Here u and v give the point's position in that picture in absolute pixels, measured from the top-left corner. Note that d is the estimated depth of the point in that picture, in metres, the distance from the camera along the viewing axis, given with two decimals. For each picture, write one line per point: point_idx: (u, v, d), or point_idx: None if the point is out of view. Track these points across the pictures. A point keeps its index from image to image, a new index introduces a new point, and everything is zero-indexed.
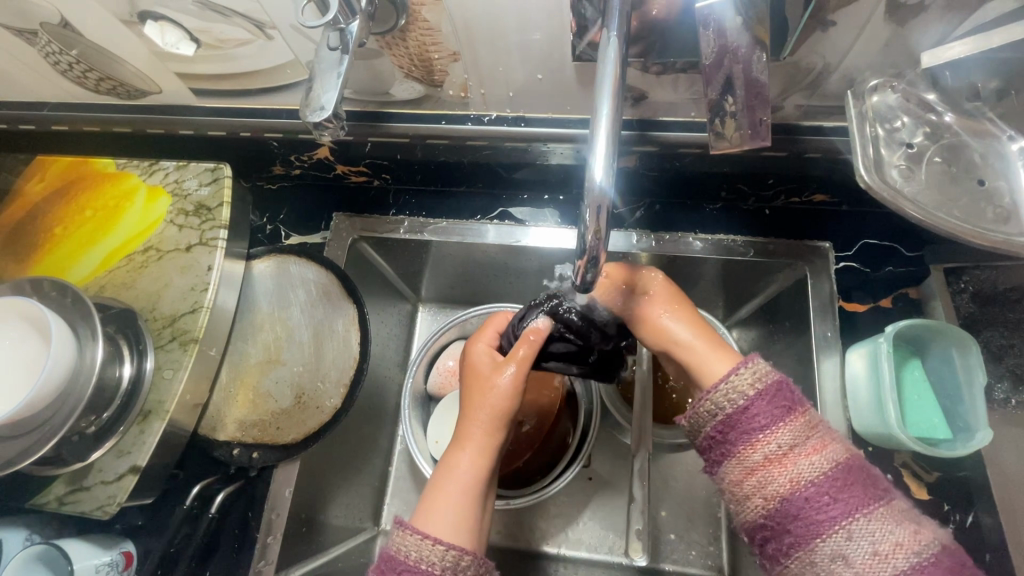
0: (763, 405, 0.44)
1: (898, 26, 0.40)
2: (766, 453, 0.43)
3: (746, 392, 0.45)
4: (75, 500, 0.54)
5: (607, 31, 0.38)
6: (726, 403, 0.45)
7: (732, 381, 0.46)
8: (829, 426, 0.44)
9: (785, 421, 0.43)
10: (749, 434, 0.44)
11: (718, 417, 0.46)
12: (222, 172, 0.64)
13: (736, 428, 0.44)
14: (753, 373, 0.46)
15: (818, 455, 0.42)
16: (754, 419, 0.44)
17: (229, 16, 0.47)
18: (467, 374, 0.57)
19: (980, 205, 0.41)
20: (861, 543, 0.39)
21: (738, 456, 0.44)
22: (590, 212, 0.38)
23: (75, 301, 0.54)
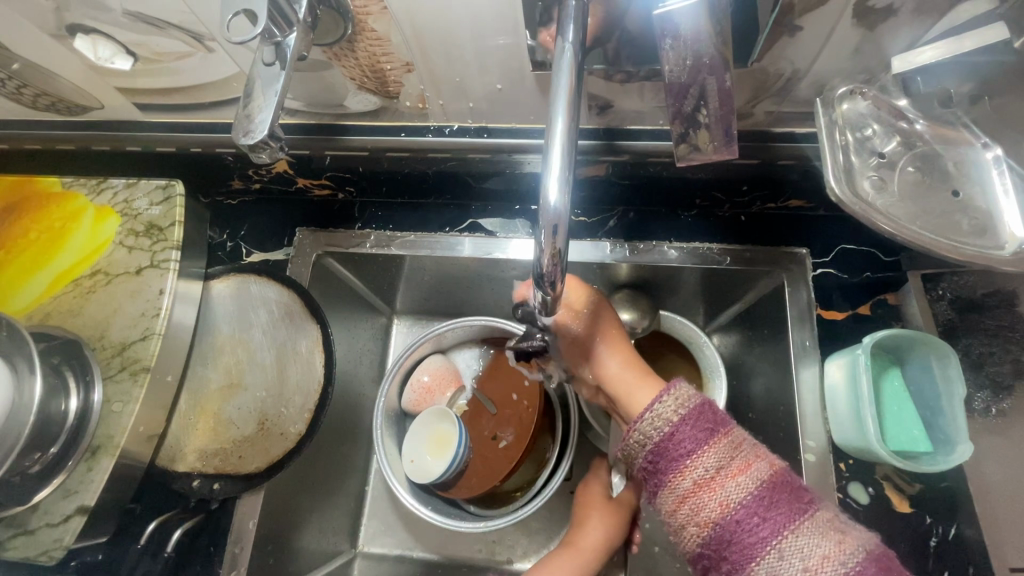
0: (688, 429, 0.42)
1: (867, 30, 0.38)
2: (694, 478, 0.40)
3: (671, 417, 0.42)
4: (18, 545, 0.50)
5: (560, 41, 0.36)
6: (653, 431, 0.43)
7: (656, 410, 0.43)
8: (754, 442, 0.42)
9: (710, 443, 0.41)
10: (677, 460, 0.41)
11: (646, 446, 0.43)
12: (174, 190, 0.61)
13: (664, 457, 0.41)
14: (677, 396, 0.43)
15: (744, 475, 0.40)
16: (680, 444, 0.41)
17: (164, 28, 0.44)
18: (587, 483, 0.69)
19: (954, 216, 0.40)
20: (793, 562, 0.37)
21: (669, 484, 0.41)
22: (545, 233, 0.36)
23: (11, 333, 0.51)
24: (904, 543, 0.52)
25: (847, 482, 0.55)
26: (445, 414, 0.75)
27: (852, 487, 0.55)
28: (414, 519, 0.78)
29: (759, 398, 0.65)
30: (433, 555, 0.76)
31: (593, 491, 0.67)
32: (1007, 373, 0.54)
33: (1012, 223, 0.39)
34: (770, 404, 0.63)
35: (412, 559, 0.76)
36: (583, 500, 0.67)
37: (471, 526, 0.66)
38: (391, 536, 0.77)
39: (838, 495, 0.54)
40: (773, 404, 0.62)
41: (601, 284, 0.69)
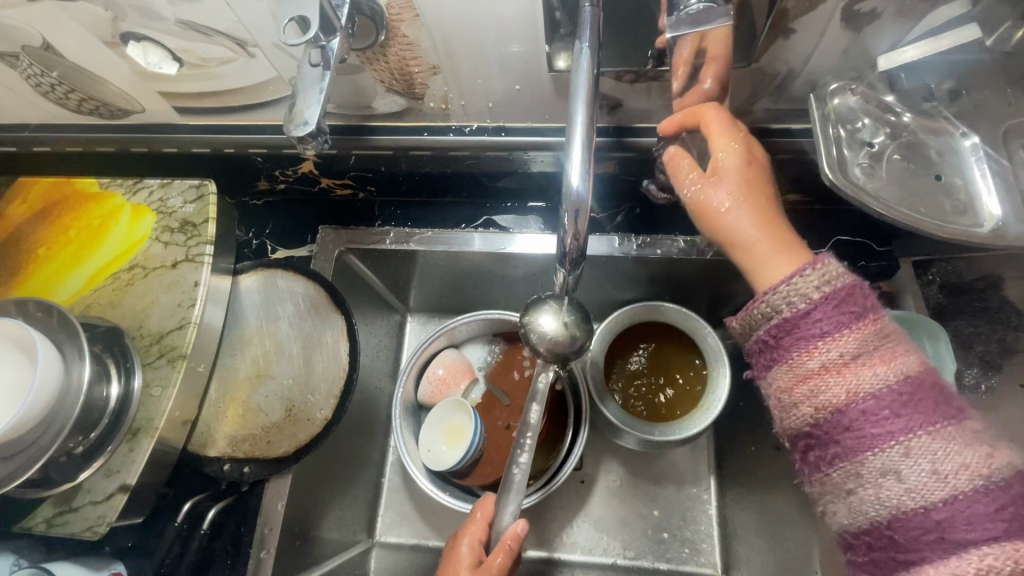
0: (828, 308, 0.39)
1: (855, 32, 0.42)
2: (823, 360, 0.39)
3: (810, 295, 0.40)
4: (64, 522, 0.53)
5: (579, 42, 0.39)
6: (786, 306, 0.41)
7: (794, 283, 0.41)
8: (901, 336, 0.40)
9: (852, 328, 0.39)
10: (807, 339, 0.40)
11: (774, 319, 0.41)
12: (206, 189, 0.65)
13: (793, 332, 0.40)
14: (822, 273, 0.40)
15: (885, 367, 0.38)
16: (815, 325, 0.39)
17: (211, 35, 0.48)
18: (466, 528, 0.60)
19: (939, 198, 0.43)
20: (921, 462, 0.36)
21: (791, 361, 0.40)
22: (567, 216, 0.40)
23: (61, 321, 0.54)
24: None
25: None
26: (461, 405, 0.78)
27: None
28: (430, 508, 0.80)
29: None
30: None
31: (465, 543, 0.58)
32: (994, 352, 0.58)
33: (991, 204, 0.42)
34: None
35: (428, 548, 0.78)
36: (450, 557, 0.58)
37: None
38: (407, 526, 0.79)
39: None
40: None
41: (610, 277, 0.72)
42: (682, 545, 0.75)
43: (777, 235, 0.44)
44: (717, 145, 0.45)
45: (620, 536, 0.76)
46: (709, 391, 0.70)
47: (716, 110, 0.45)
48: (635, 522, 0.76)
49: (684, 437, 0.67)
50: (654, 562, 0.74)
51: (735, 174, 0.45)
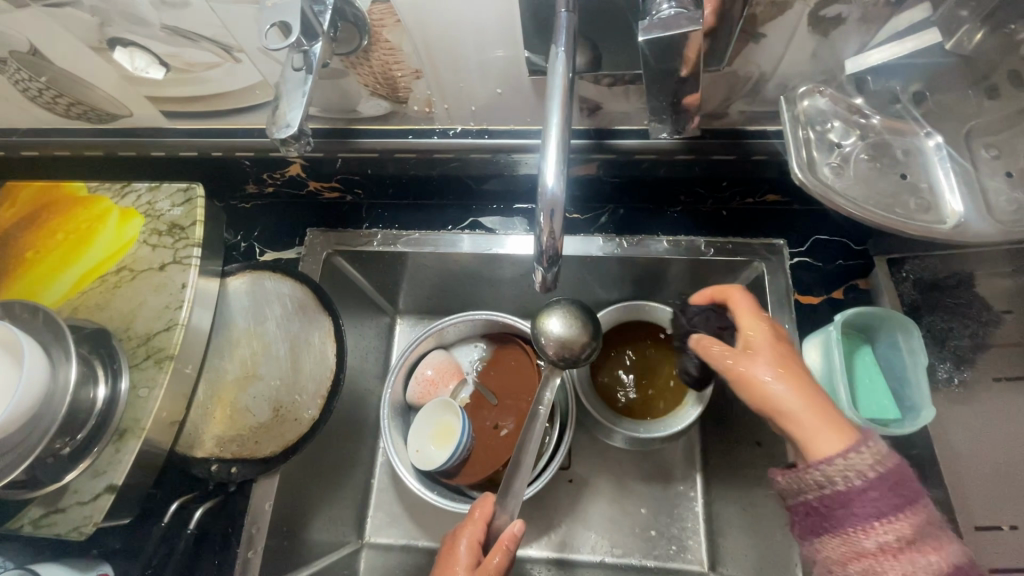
0: (877, 493, 0.43)
1: (822, 36, 0.43)
2: (878, 541, 0.42)
3: (863, 472, 0.44)
4: (50, 523, 0.53)
5: (554, 47, 0.41)
6: (835, 480, 0.44)
7: (848, 458, 0.44)
8: (943, 532, 0.43)
9: (897, 517, 0.42)
10: (858, 518, 0.43)
11: (822, 491, 0.45)
12: (195, 192, 0.65)
13: (843, 507, 0.44)
14: (872, 453, 0.44)
15: (936, 556, 0.41)
16: (871, 503, 0.43)
17: (197, 41, 0.49)
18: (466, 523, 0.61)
19: (904, 196, 0.45)
20: None
21: (846, 535, 0.44)
22: (543, 215, 0.40)
23: (48, 322, 0.55)
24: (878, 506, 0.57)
25: None
26: (449, 405, 0.79)
27: None
28: (419, 508, 0.81)
29: None
30: (438, 543, 0.78)
31: (463, 543, 0.59)
32: (966, 347, 0.59)
33: (953, 201, 0.44)
34: None
35: (418, 548, 0.78)
36: (448, 555, 0.59)
37: None
38: (397, 526, 0.80)
39: None
40: None
41: (595, 277, 0.74)
42: (669, 542, 0.75)
43: (813, 391, 0.49)
44: (750, 323, 0.55)
45: (607, 534, 0.77)
46: (693, 389, 0.72)
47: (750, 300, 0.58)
48: (623, 520, 0.77)
49: (669, 433, 0.69)
50: (641, 559, 0.75)
51: (771, 348, 0.52)
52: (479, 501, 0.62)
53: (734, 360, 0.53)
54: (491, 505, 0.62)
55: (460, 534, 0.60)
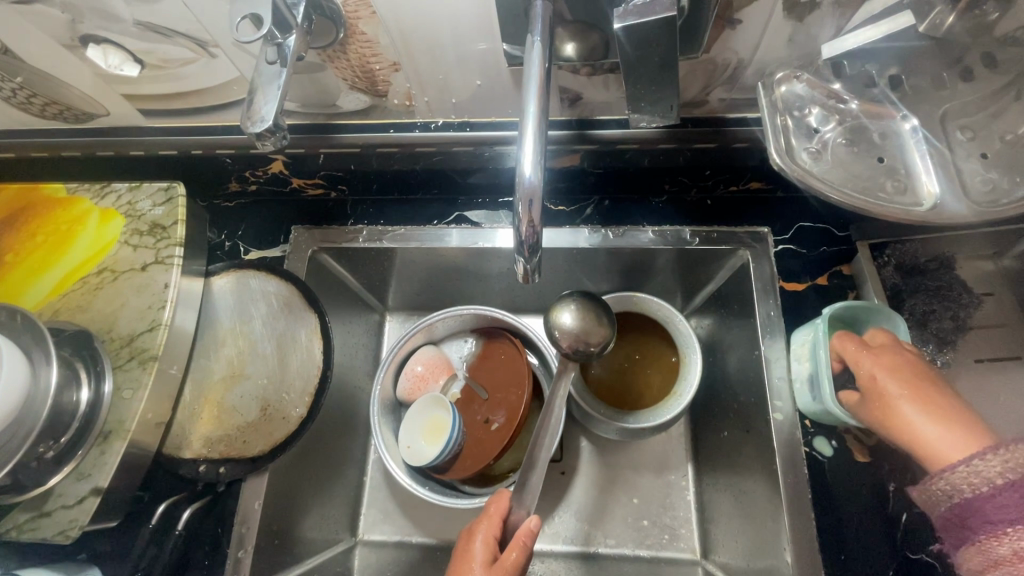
0: (1011, 497, 0.42)
1: (797, 21, 0.43)
2: (1015, 547, 0.41)
3: (993, 478, 0.43)
4: (35, 527, 0.53)
5: (531, 36, 0.41)
6: (967, 486, 0.44)
7: (975, 466, 0.45)
8: None
9: None
10: (989, 524, 0.42)
11: (954, 499, 0.45)
12: (176, 191, 0.65)
13: (975, 515, 0.43)
14: (1003, 459, 0.43)
15: None
16: (1001, 509, 0.42)
17: (171, 36, 0.48)
18: (481, 516, 0.62)
19: (881, 178, 0.45)
20: None
21: (980, 545, 0.43)
22: (521, 205, 0.40)
23: (26, 324, 0.54)
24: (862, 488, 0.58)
25: (813, 436, 0.61)
26: (440, 401, 0.79)
27: (817, 440, 0.61)
28: (412, 504, 0.81)
29: (732, 370, 0.70)
30: (432, 539, 0.79)
31: (479, 538, 0.59)
32: (949, 329, 0.59)
33: (929, 182, 0.44)
34: (742, 375, 0.68)
35: (411, 544, 0.79)
36: (461, 553, 0.58)
37: (468, 502, 0.71)
38: (390, 523, 0.80)
39: (804, 449, 0.60)
40: (745, 374, 0.67)
41: (582, 268, 0.74)
42: (661, 531, 0.76)
43: (946, 414, 0.50)
44: (857, 356, 0.56)
45: (600, 525, 0.77)
46: (681, 378, 0.72)
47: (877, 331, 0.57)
48: (615, 511, 0.77)
49: (658, 423, 0.68)
50: (634, 549, 0.75)
51: (897, 378, 0.53)
52: (494, 497, 0.63)
53: (863, 399, 0.54)
54: (506, 501, 0.62)
55: (471, 527, 0.61)
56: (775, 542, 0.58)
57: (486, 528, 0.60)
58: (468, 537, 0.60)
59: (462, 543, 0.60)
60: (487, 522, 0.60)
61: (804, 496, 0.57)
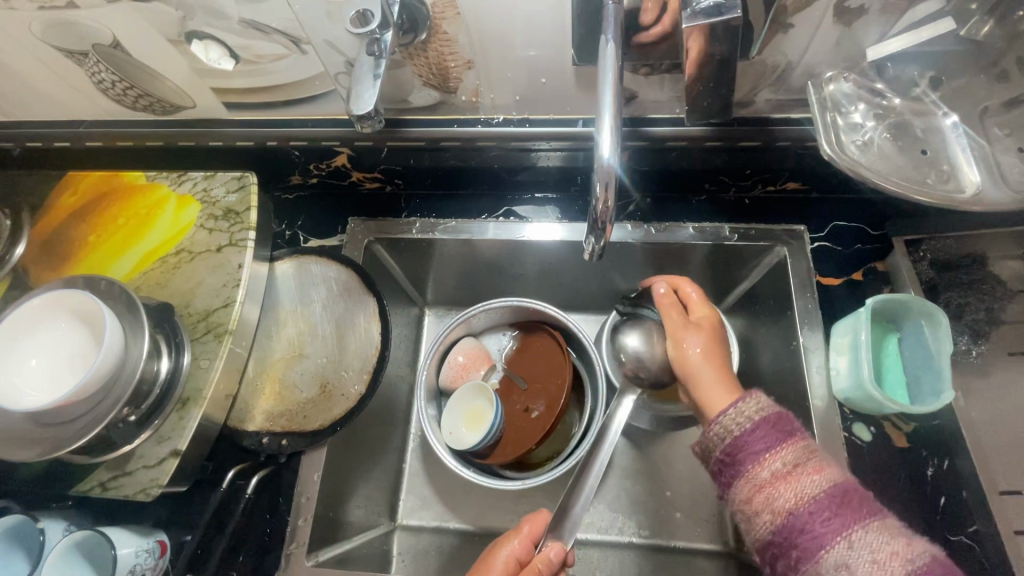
0: (765, 429, 0.48)
1: (845, 27, 0.48)
2: (771, 471, 0.46)
3: (750, 416, 0.49)
4: (117, 485, 0.56)
5: (604, 36, 0.45)
6: (733, 426, 0.50)
7: (736, 410, 0.50)
8: (825, 452, 0.48)
9: (786, 444, 0.47)
10: (755, 454, 0.47)
11: (726, 439, 0.49)
12: (248, 180, 0.70)
13: (743, 449, 0.48)
14: (755, 403, 0.50)
15: (819, 475, 0.45)
16: (759, 440, 0.48)
17: (270, 34, 0.53)
18: (501, 539, 0.64)
19: (925, 169, 0.48)
20: (861, 552, 0.42)
21: (747, 474, 0.47)
22: (599, 186, 0.44)
23: (120, 296, 0.58)
24: (899, 472, 0.60)
25: (852, 422, 0.63)
26: (482, 389, 0.82)
27: (856, 426, 0.62)
28: (450, 491, 0.83)
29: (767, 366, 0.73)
30: (469, 526, 0.81)
31: (504, 553, 0.61)
32: (982, 321, 0.62)
33: (971, 172, 0.47)
34: (776, 371, 0.70)
35: (449, 530, 0.81)
36: (486, 559, 0.62)
37: (511, 483, 0.73)
38: (429, 510, 0.82)
39: (844, 433, 0.62)
40: (778, 369, 0.70)
41: (623, 263, 0.77)
42: (695, 523, 0.77)
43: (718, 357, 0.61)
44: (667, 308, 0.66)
45: (635, 515, 0.79)
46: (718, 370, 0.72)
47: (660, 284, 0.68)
48: (648, 501, 0.80)
49: None
50: (668, 540, 0.77)
51: (701, 326, 0.64)
52: (528, 517, 0.65)
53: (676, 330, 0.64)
54: (540, 524, 0.64)
55: (493, 543, 0.64)
56: None
57: (501, 549, 0.62)
58: (492, 547, 0.63)
59: (483, 557, 0.63)
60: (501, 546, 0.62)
61: None
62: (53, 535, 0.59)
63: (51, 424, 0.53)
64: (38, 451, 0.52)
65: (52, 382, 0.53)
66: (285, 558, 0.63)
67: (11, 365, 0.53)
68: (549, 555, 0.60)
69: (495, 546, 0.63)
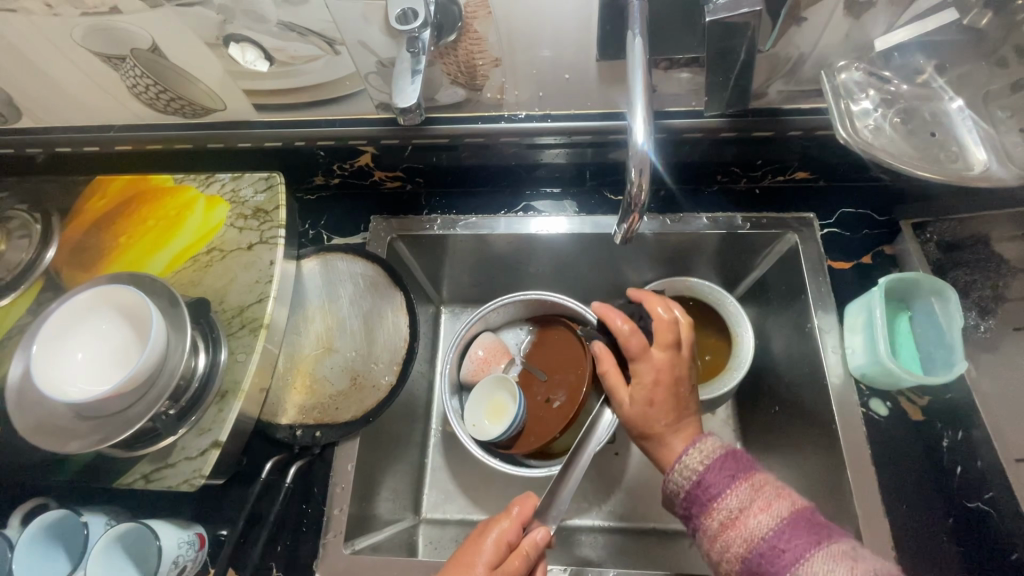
0: (711, 476, 0.49)
1: (855, 19, 0.51)
2: (722, 518, 0.46)
3: (696, 467, 0.50)
4: (161, 476, 0.57)
5: (631, 31, 0.47)
6: (684, 480, 0.50)
7: (684, 461, 0.51)
8: (778, 486, 0.47)
9: (732, 487, 0.47)
10: (706, 503, 0.48)
11: (681, 494, 0.50)
12: (275, 180, 0.71)
13: (696, 502, 0.49)
14: (700, 450, 0.51)
15: (765, 514, 0.45)
16: (707, 489, 0.48)
17: (306, 35, 0.55)
18: (483, 523, 0.61)
19: (933, 150, 0.51)
20: None
21: (704, 526, 0.48)
22: (634, 171, 0.46)
23: (161, 293, 0.59)
24: (914, 444, 0.62)
25: (868, 398, 0.65)
26: (503, 381, 0.84)
27: (872, 402, 0.65)
28: (474, 484, 0.84)
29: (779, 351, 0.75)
30: None
31: (493, 535, 0.58)
32: (988, 297, 0.65)
33: (978, 152, 0.51)
34: (789, 354, 0.73)
35: (474, 521, 0.82)
36: (473, 542, 0.59)
37: (537, 471, 0.75)
38: (452, 503, 0.83)
39: (861, 408, 0.64)
40: (792, 352, 0.72)
41: (639, 254, 0.79)
42: None
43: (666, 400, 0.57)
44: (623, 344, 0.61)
45: (656, 500, 0.81)
46: (733, 356, 0.74)
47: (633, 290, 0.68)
48: None
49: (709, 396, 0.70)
50: None
51: (652, 371, 0.58)
52: (518, 498, 0.61)
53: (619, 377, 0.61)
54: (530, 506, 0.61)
55: (477, 528, 0.60)
56: (838, 500, 0.62)
57: (491, 530, 0.58)
58: (476, 535, 0.60)
59: (467, 542, 0.59)
60: (489, 530, 0.59)
61: (865, 453, 0.61)
62: (96, 530, 0.60)
63: (98, 416, 0.54)
64: (98, 438, 0.53)
65: (103, 374, 0.54)
66: (322, 547, 0.64)
67: (55, 370, 0.54)
68: (534, 539, 0.57)
69: (480, 532, 0.60)
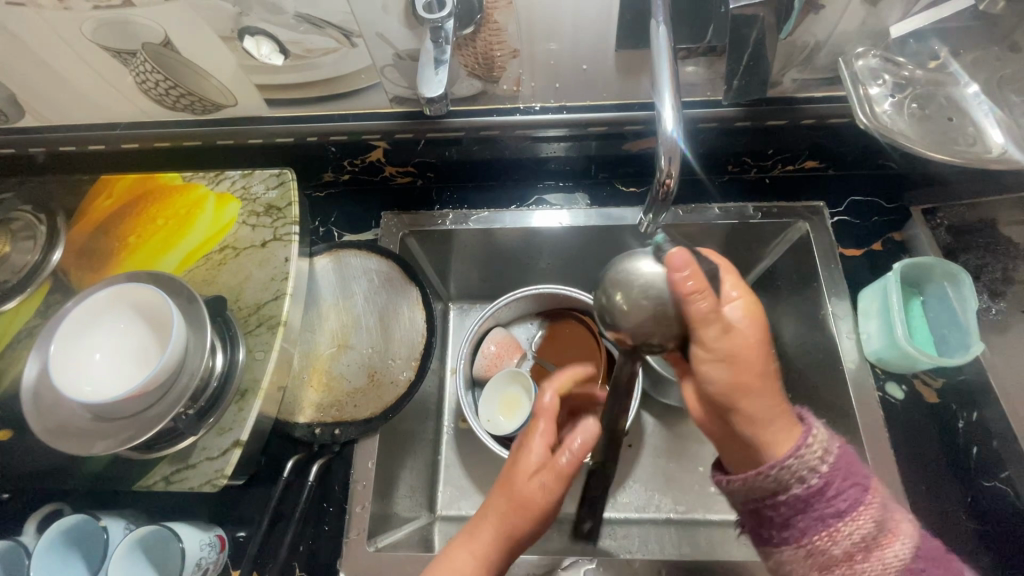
0: (838, 489, 0.44)
1: (871, 6, 0.52)
2: (851, 540, 0.43)
3: (817, 470, 0.44)
4: (182, 478, 0.55)
5: (655, 19, 0.47)
6: (800, 481, 0.44)
7: (801, 457, 0.45)
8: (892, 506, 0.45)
9: (862, 506, 0.44)
10: (831, 519, 0.44)
11: (791, 499, 0.45)
12: (287, 176, 0.71)
13: (813, 508, 0.44)
14: (820, 446, 0.45)
15: (900, 543, 0.43)
16: (833, 504, 0.44)
17: (324, 28, 0.55)
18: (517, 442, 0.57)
19: (951, 134, 0.52)
20: None
21: (820, 540, 0.44)
22: (663, 159, 0.47)
23: (179, 292, 0.58)
24: (930, 425, 0.63)
25: (884, 382, 0.66)
26: (518, 376, 0.84)
27: (888, 385, 0.66)
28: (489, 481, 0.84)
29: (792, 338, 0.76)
30: None
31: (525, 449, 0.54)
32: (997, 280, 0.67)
33: (995, 135, 0.52)
34: (803, 341, 0.73)
35: None
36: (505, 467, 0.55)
37: None
38: (469, 499, 0.82)
39: (877, 392, 0.65)
40: (806, 338, 0.73)
41: None
42: None
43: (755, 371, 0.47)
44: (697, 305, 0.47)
45: (672, 491, 0.81)
46: None
47: (680, 253, 0.48)
48: (683, 477, 0.82)
49: None
50: (705, 514, 0.79)
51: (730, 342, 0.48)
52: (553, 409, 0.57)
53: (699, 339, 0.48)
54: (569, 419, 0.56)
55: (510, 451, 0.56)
56: None
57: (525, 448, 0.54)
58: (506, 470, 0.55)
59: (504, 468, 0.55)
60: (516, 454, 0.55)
61: (885, 436, 0.62)
62: (116, 533, 0.59)
63: (118, 418, 0.53)
64: (122, 438, 0.52)
65: (121, 376, 0.53)
66: (346, 545, 0.63)
67: (72, 372, 0.53)
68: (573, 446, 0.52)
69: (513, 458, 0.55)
